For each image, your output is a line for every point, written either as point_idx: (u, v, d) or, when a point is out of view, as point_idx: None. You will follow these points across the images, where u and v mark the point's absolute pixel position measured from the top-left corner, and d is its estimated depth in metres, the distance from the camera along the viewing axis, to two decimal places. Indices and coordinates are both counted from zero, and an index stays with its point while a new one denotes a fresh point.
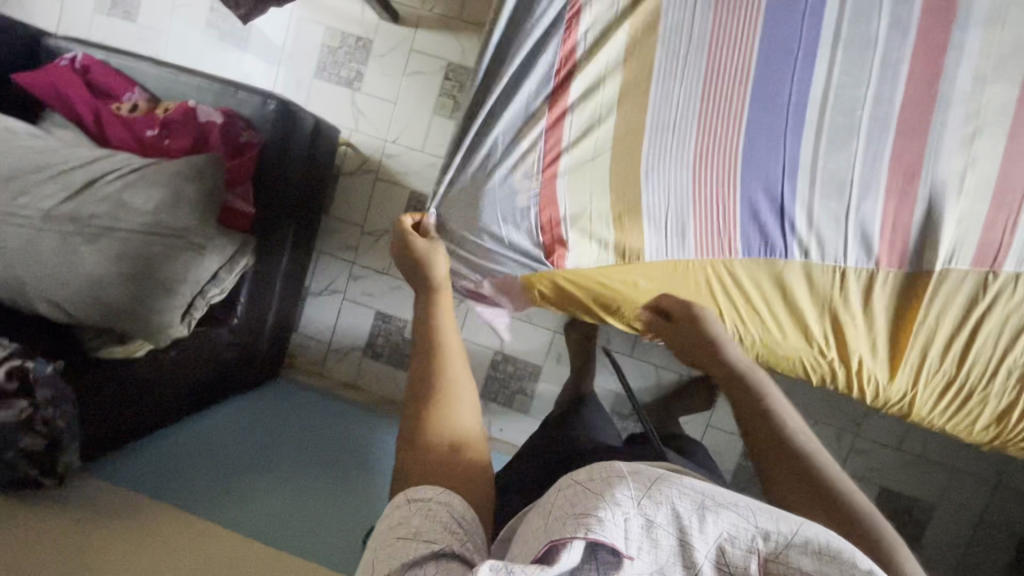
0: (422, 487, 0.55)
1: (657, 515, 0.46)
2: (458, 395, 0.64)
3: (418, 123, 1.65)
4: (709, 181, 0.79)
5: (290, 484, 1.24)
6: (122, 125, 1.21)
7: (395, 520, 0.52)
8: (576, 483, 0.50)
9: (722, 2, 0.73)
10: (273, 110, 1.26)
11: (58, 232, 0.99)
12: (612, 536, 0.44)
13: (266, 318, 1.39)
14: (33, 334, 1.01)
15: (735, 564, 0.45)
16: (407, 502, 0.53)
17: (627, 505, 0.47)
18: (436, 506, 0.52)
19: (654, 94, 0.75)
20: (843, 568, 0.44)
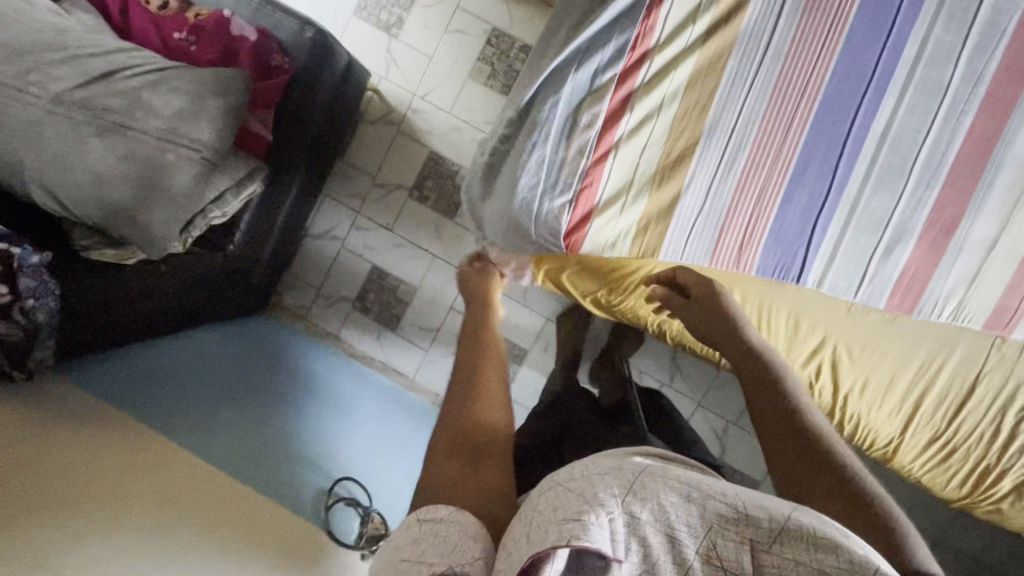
0: (433, 507, 0.55)
1: (641, 512, 0.48)
2: (496, 392, 0.72)
3: (452, 83, 1.60)
4: (750, 193, 0.75)
5: (262, 430, 1.21)
6: (148, 22, 1.14)
7: (403, 539, 0.53)
8: (563, 486, 0.51)
9: (809, 16, 0.71)
10: (310, 38, 1.21)
11: (69, 119, 0.94)
12: (598, 541, 0.44)
13: (273, 230, 1.35)
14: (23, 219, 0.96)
15: (727, 558, 0.46)
16: (418, 522, 0.54)
17: (612, 507, 0.47)
18: (447, 526, 0.53)
19: (720, 96, 0.73)
20: (837, 554, 0.45)
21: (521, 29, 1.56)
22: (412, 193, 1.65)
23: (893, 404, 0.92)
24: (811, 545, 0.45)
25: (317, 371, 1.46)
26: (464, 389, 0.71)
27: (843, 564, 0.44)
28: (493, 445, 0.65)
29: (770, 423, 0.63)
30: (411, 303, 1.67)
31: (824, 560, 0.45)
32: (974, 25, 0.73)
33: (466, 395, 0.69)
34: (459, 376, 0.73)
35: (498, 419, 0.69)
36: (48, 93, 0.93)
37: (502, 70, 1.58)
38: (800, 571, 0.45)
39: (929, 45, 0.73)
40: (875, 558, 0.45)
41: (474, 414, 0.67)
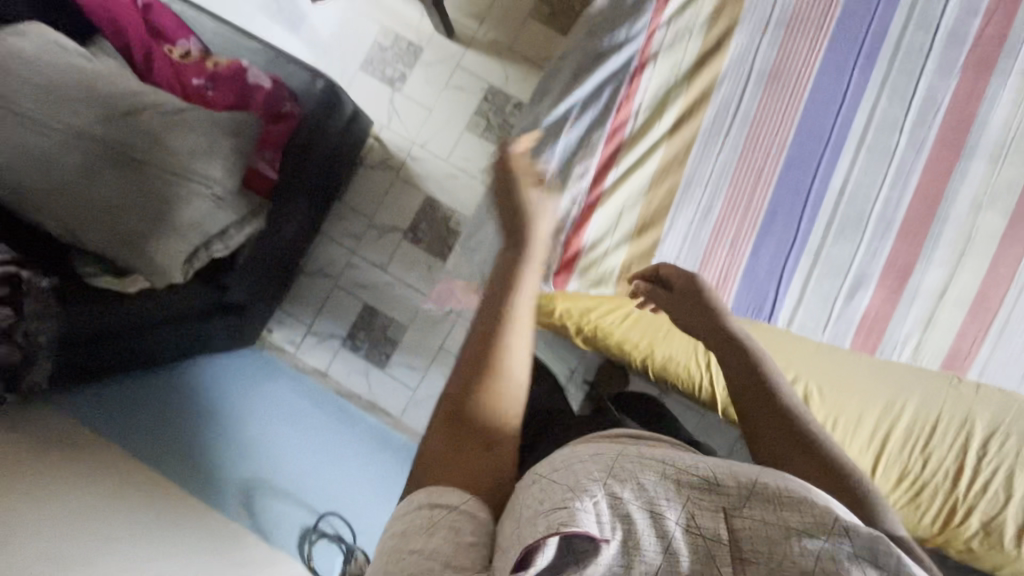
0: (443, 492, 0.58)
1: (621, 490, 0.54)
2: (516, 364, 0.65)
3: (448, 133, 1.71)
4: (724, 240, 0.80)
5: (220, 490, 1.22)
6: (169, 69, 1.23)
7: (413, 523, 0.56)
8: (546, 479, 0.57)
9: (771, 88, 0.79)
10: (320, 88, 1.31)
11: (86, 152, 0.98)
12: (586, 525, 0.49)
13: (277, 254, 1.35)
14: (35, 250, 1.01)
15: (702, 527, 0.53)
16: (430, 506, 0.57)
17: (598, 493, 0.53)
18: (459, 518, 0.56)
19: (695, 153, 0.80)
20: (792, 504, 0.53)
21: (515, 89, 1.69)
22: (407, 235, 1.72)
23: (869, 440, 0.88)
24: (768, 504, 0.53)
25: (281, 397, 1.37)
26: (478, 366, 0.64)
27: (806, 518, 0.52)
28: (503, 427, 0.63)
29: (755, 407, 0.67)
30: (401, 341, 1.70)
31: (792, 516, 0.52)
32: (915, 100, 0.82)
33: (481, 375, 0.63)
34: (474, 350, 0.65)
35: (511, 392, 0.64)
36: (69, 128, 0.98)
37: (497, 123, 1.70)
38: (769, 528, 0.51)
39: (877, 114, 0.82)
40: (832, 506, 0.53)
41: (488, 395, 0.63)
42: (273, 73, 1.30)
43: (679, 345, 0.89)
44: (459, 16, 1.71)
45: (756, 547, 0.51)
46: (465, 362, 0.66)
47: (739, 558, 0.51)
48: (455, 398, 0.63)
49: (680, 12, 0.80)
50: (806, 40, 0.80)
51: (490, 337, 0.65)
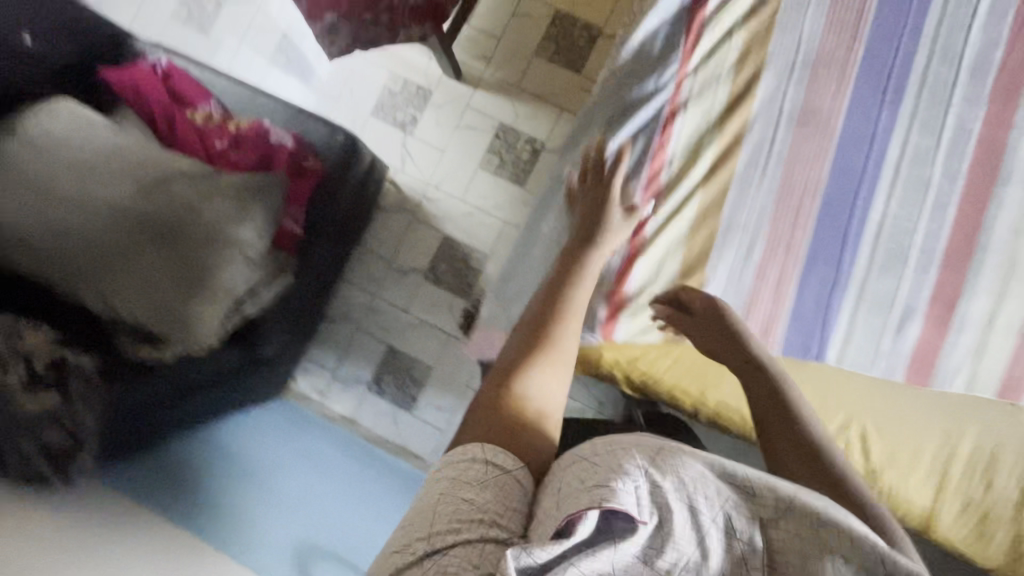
0: (487, 451, 0.61)
1: (663, 480, 0.55)
2: (569, 343, 0.72)
3: (463, 173, 1.73)
4: (768, 280, 0.81)
5: (191, 497, 1.05)
6: (193, 133, 1.24)
7: (464, 473, 0.59)
8: (585, 461, 0.59)
9: (803, 129, 0.81)
10: (341, 141, 1.32)
11: (123, 229, 1.01)
12: (626, 504, 0.52)
13: (303, 305, 1.38)
14: (74, 325, 1.05)
15: (734, 525, 0.54)
16: (482, 460, 0.60)
17: (637, 476, 0.55)
18: (508, 480, 0.59)
19: (733, 195, 0.81)
20: (821, 522, 0.54)
21: (526, 124, 1.72)
22: (428, 275, 1.73)
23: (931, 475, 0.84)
24: (804, 521, 0.54)
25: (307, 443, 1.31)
26: (541, 336, 0.71)
27: (831, 534, 0.53)
28: (552, 409, 0.67)
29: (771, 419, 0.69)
30: (428, 382, 1.70)
31: (814, 530, 0.53)
32: (945, 131, 0.83)
33: (543, 345, 0.70)
34: (540, 323, 0.73)
35: (562, 371, 0.70)
36: (105, 205, 1.01)
37: (510, 160, 1.72)
38: (801, 541, 0.53)
39: (909, 148, 0.83)
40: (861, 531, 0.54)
41: (547, 366, 0.69)
42: (292, 130, 1.31)
43: (730, 390, 0.87)
44: (466, 58, 1.74)
45: (787, 557, 0.53)
46: (528, 332, 0.72)
47: (768, 563, 0.53)
48: (517, 359, 0.70)
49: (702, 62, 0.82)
50: (833, 80, 0.82)
51: (554, 315, 0.73)
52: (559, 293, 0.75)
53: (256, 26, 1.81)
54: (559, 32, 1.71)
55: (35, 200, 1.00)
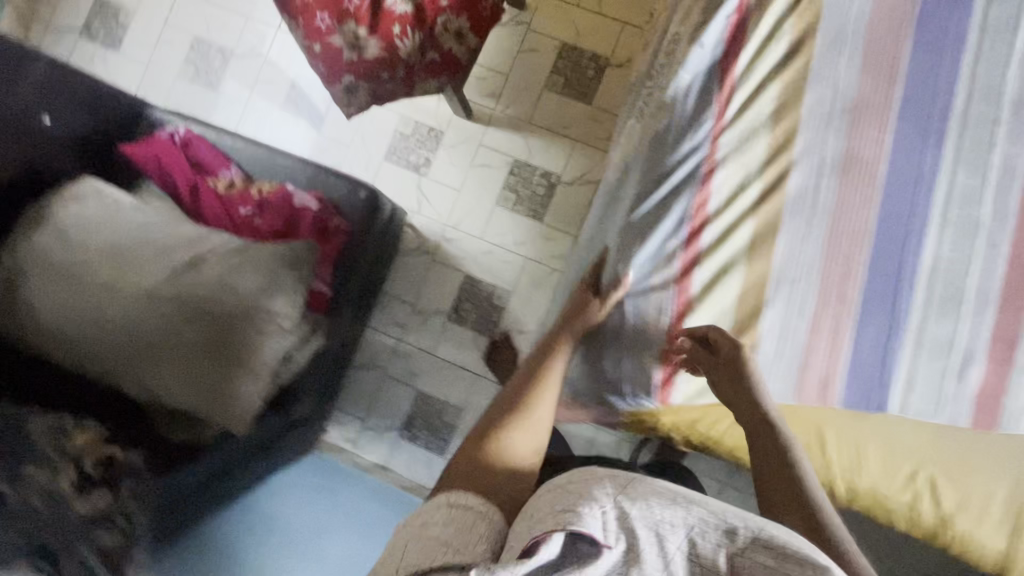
0: (462, 495, 0.66)
1: (631, 507, 0.57)
2: (545, 412, 0.80)
3: (480, 211, 1.72)
4: (822, 335, 0.79)
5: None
6: (218, 202, 1.24)
7: (434, 516, 0.64)
8: (559, 488, 0.62)
9: (846, 176, 0.79)
10: (363, 198, 1.31)
11: (160, 313, 1.01)
12: (589, 527, 0.55)
13: (330, 363, 1.39)
14: (113, 417, 1.06)
15: (698, 552, 0.55)
16: (448, 504, 0.65)
17: (604, 501, 0.58)
18: (473, 516, 0.63)
19: (781, 248, 0.79)
20: (786, 555, 0.53)
21: (540, 159, 1.71)
22: (451, 316, 1.72)
23: (998, 515, 0.88)
24: (770, 553, 0.54)
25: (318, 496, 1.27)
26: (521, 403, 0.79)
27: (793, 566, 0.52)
28: (523, 465, 0.73)
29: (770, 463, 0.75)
30: (458, 424, 1.69)
31: (773, 555, 0.53)
32: (993, 169, 0.81)
33: (521, 410, 0.78)
34: (518, 391, 0.82)
35: (536, 435, 0.77)
36: (143, 288, 1.02)
37: (526, 196, 1.71)
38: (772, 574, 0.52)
39: (955, 190, 0.80)
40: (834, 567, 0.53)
41: (521, 428, 0.76)
42: (314, 190, 1.31)
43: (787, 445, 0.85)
44: (475, 97, 1.74)
45: None
46: (507, 400, 0.81)
47: None
48: (494, 421, 0.78)
49: (742, 112, 0.80)
50: (874, 124, 0.79)
51: (533, 386, 0.82)
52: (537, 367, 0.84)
53: (265, 77, 1.81)
54: (567, 65, 1.72)
55: (59, 288, 1.00)
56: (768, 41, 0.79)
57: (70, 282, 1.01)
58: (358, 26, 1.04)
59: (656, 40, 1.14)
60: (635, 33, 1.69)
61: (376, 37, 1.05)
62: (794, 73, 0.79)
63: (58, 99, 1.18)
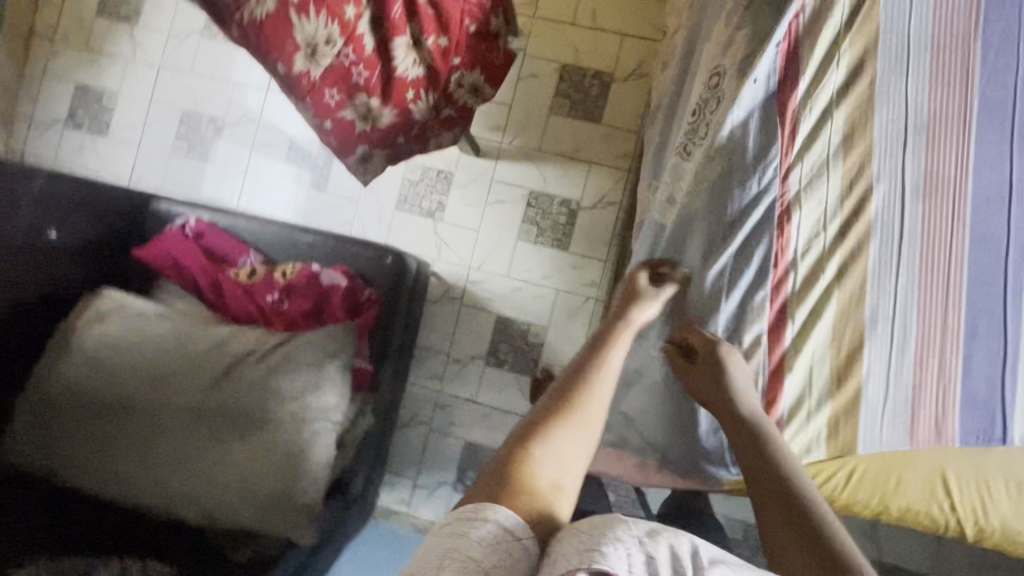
0: (499, 510, 0.54)
1: (658, 554, 0.50)
2: (594, 416, 0.67)
3: (503, 249, 1.67)
4: (931, 369, 0.73)
5: None
6: (242, 291, 1.18)
7: (478, 536, 0.51)
8: (578, 531, 0.52)
9: (931, 197, 0.74)
10: (390, 263, 1.24)
11: (212, 431, 1.00)
12: (617, 566, 0.47)
13: (381, 439, 1.32)
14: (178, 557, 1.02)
15: None
16: (493, 522, 0.53)
17: (629, 543, 0.50)
18: (519, 550, 0.51)
19: (875, 284, 0.73)
20: None
21: (556, 186, 1.66)
22: (489, 360, 1.66)
23: None
24: None
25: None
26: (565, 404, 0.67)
27: None
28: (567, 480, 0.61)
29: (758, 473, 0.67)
30: None
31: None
32: None
33: (565, 414, 0.65)
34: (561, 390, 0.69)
35: (582, 444, 0.64)
36: (186, 409, 1.00)
37: (548, 226, 1.66)
38: None
39: None
40: None
41: (569, 430, 0.64)
42: (337, 264, 1.24)
43: (915, 490, 0.79)
44: (481, 132, 1.69)
45: None
46: (554, 393, 0.69)
47: None
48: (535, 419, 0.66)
49: (808, 144, 0.74)
50: (954, 140, 0.75)
51: (580, 381, 0.70)
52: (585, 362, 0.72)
53: (261, 143, 1.76)
54: (569, 87, 1.66)
55: (104, 430, 1.00)
56: (824, 65, 0.74)
57: (118, 410, 1.00)
58: (371, 98, 0.96)
59: (679, 62, 1.08)
60: (637, 44, 1.64)
61: (390, 108, 0.98)
62: (858, 96, 0.74)
63: (61, 213, 1.12)
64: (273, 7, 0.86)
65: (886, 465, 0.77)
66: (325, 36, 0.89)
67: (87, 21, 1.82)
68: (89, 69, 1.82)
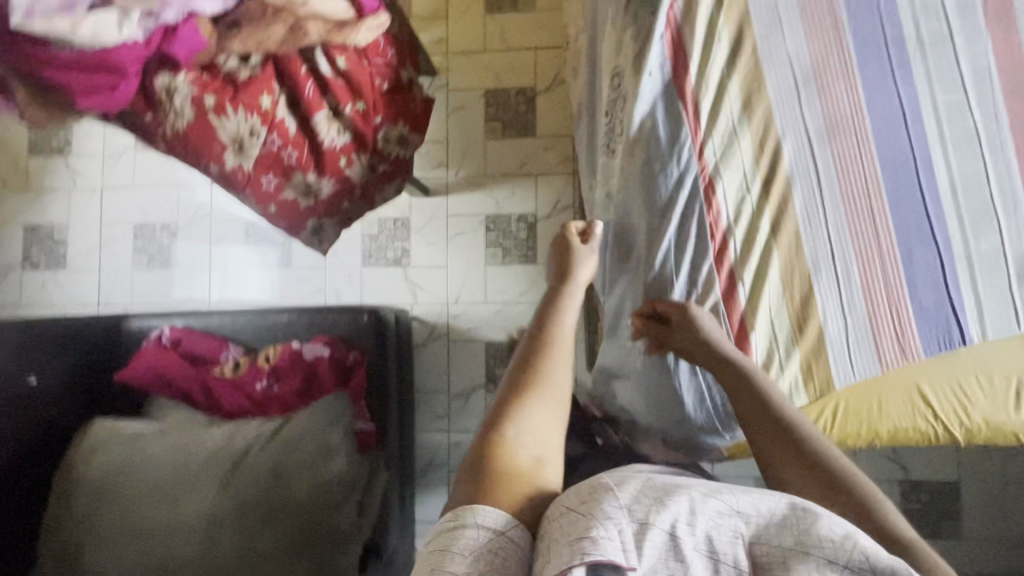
0: (481, 511, 0.55)
1: (653, 517, 0.49)
2: (561, 381, 0.72)
3: (475, 277, 1.70)
4: (879, 293, 0.77)
5: None
6: (231, 386, 1.20)
7: (458, 545, 0.52)
8: (569, 513, 0.52)
9: (834, 138, 0.78)
10: (367, 321, 1.23)
11: (234, 523, 1.04)
12: (609, 552, 0.45)
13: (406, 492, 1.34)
14: None
15: (725, 553, 0.48)
16: (473, 525, 0.54)
17: (619, 517, 0.49)
18: (505, 545, 0.53)
19: (804, 230, 0.78)
20: (803, 527, 0.48)
21: (509, 206, 1.71)
22: (489, 386, 1.69)
23: None
24: (789, 530, 0.48)
25: None
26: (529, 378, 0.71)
27: (824, 545, 0.46)
28: (549, 456, 0.65)
29: (757, 421, 0.72)
30: None
31: (796, 533, 0.48)
32: (965, 76, 0.78)
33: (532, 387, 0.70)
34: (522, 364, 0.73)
35: (556, 412, 0.69)
36: (203, 510, 1.04)
37: (512, 244, 1.70)
38: (793, 556, 0.47)
39: (941, 109, 0.78)
40: (855, 533, 0.48)
41: (540, 404, 0.69)
42: (317, 334, 1.26)
43: (897, 411, 0.82)
44: (425, 172, 1.73)
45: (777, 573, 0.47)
46: (516, 371, 0.72)
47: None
48: (504, 401, 0.69)
49: (714, 115, 0.79)
50: (840, 78, 0.78)
51: (539, 354, 0.74)
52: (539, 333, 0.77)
53: (218, 236, 1.78)
54: (498, 109, 1.72)
55: (123, 548, 1.03)
56: (709, 43, 0.80)
57: (134, 532, 1.04)
58: (306, 174, 0.99)
59: (587, 67, 1.14)
60: (549, 54, 1.70)
61: (327, 178, 1.01)
62: (747, 63, 0.79)
63: (40, 345, 1.15)
64: (191, 116, 0.91)
65: (863, 396, 0.80)
66: (248, 129, 0.93)
67: (20, 162, 1.84)
68: (34, 208, 1.84)
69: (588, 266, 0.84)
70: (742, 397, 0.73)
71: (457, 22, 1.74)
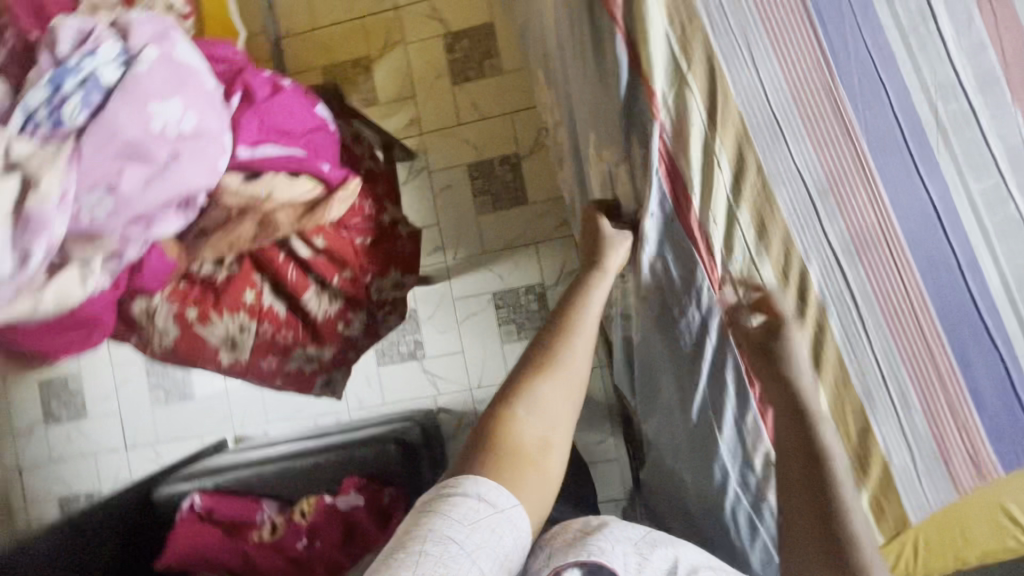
0: (480, 486, 0.62)
1: (652, 556, 0.65)
2: (575, 369, 0.76)
3: (494, 357, 1.66)
4: (941, 412, 0.71)
5: None
6: (271, 550, 1.20)
7: (459, 511, 0.60)
8: (576, 531, 0.67)
9: (864, 252, 0.71)
10: (395, 451, 1.21)
11: None
12: (612, 559, 0.61)
13: None
14: None
15: None
16: (474, 497, 0.61)
17: (626, 544, 0.65)
18: (500, 521, 0.61)
19: (848, 359, 0.72)
20: None
21: (514, 279, 1.65)
22: None
23: None
24: None
25: None
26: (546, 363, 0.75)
27: None
28: (555, 438, 0.72)
29: (795, 457, 0.71)
30: None
31: None
32: (1000, 160, 0.70)
33: (549, 373, 0.74)
34: (543, 344, 0.78)
35: (567, 396, 0.74)
36: None
37: (524, 318, 1.65)
38: None
39: (977, 201, 0.70)
40: None
41: (554, 387, 0.74)
42: (349, 477, 1.22)
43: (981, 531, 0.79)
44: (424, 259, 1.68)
45: None
46: (537, 349, 0.78)
47: None
48: (520, 376, 0.75)
49: (728, 251, 0.74)
50: (859, 187, 0.70)
51: (562, 333, 0.78)
52: (565, 315, 0.79)
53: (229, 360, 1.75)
54: (484, 182, 1.66)
55: None
56: (708, 174, 0.73)
57: None
58: (306, 347, 0.95)
59: (572, 162, 1.08)
60: (525, 116, 1.63)
61: (329, 344, 0.97)
62: (753, 189, 0.72)
63: (96, 535, 1.22)
64: (177, 332, 0.90)
65: (940, 525, 0.77)
66: (237, 326, 0.91)
67: None
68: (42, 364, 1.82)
69: (620, 252, 0.81)
70: (789, 426, 0.72)
71: (426, 100, 1.67)
